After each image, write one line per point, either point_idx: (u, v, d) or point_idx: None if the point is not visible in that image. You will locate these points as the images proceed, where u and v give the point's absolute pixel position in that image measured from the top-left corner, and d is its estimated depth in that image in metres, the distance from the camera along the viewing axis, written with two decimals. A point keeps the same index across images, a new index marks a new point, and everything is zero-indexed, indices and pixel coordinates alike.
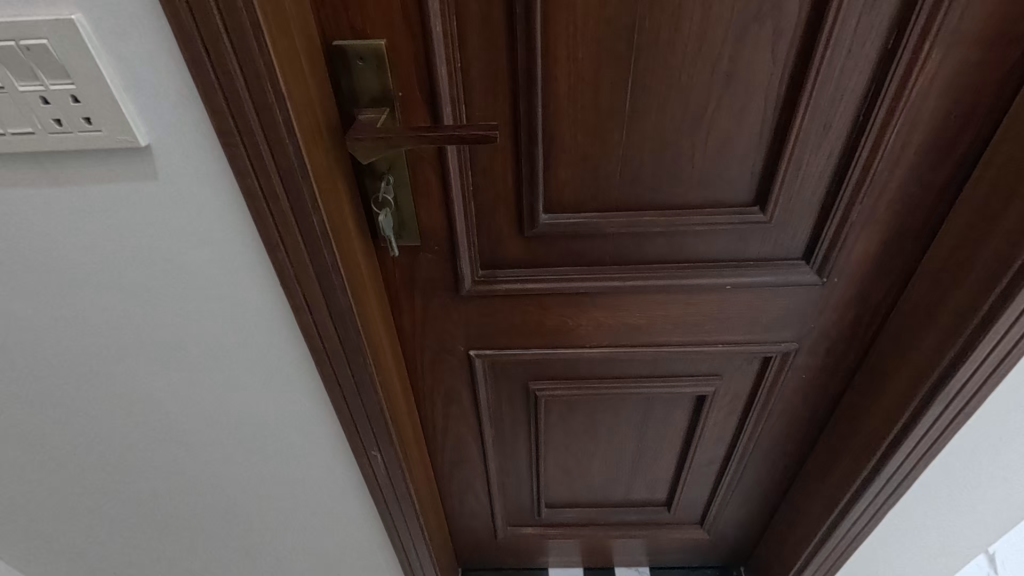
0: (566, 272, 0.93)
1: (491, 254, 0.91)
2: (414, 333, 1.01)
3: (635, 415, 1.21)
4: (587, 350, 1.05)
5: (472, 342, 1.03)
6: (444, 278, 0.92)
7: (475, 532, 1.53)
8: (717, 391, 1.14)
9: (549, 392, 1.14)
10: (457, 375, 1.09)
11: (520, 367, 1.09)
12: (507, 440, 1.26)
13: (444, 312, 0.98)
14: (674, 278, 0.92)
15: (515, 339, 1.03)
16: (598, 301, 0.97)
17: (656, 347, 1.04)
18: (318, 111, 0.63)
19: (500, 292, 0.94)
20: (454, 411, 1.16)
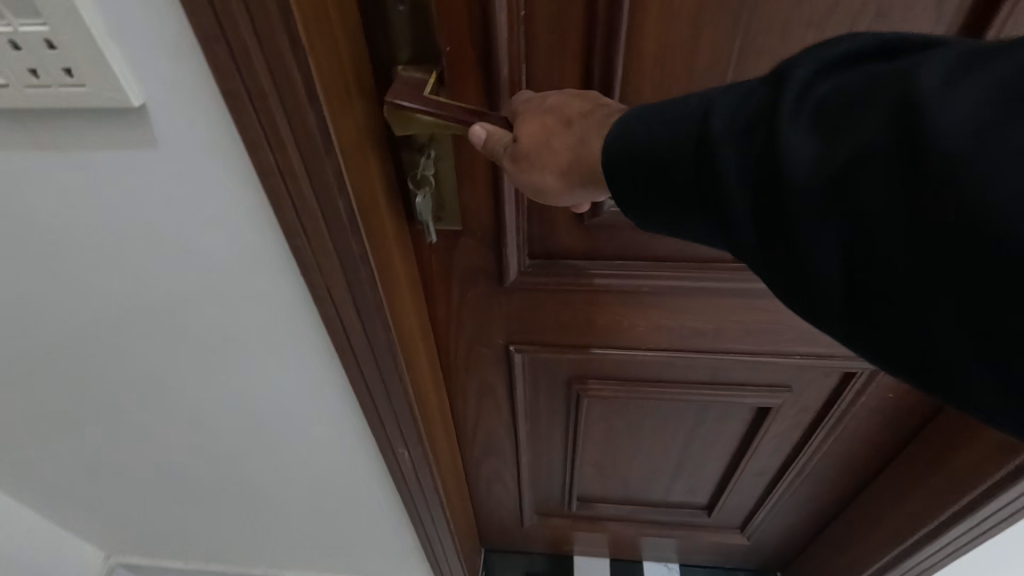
0: (625, 267, 0.80)
1: (542, 242, 0.79)
2: (450, 324, 0.91)
3: (685, 421, 1.10)
4: (641, 353, 0.93)
5: (513, 335, 0.92)
6: (486, 267, 0.81)
7: (501, 518, 1.48)
8: (784, 405, 1.01)
9: (594, 393, 1.03)
10: (493, 368, 0.99)
11: (564, 365, 0.99)
12: (542, 435, 1.17)
13: (484, 304, 0.87)
14: (754, 283, 0.79)
15: (560, 336, 0.92)
16: (660, 302, 0.84)
17: (723, 354, 0.92)
18: (348, 72, 0.52)
19: (548, 285, 0.83)
20: (488, 405, 1.08)
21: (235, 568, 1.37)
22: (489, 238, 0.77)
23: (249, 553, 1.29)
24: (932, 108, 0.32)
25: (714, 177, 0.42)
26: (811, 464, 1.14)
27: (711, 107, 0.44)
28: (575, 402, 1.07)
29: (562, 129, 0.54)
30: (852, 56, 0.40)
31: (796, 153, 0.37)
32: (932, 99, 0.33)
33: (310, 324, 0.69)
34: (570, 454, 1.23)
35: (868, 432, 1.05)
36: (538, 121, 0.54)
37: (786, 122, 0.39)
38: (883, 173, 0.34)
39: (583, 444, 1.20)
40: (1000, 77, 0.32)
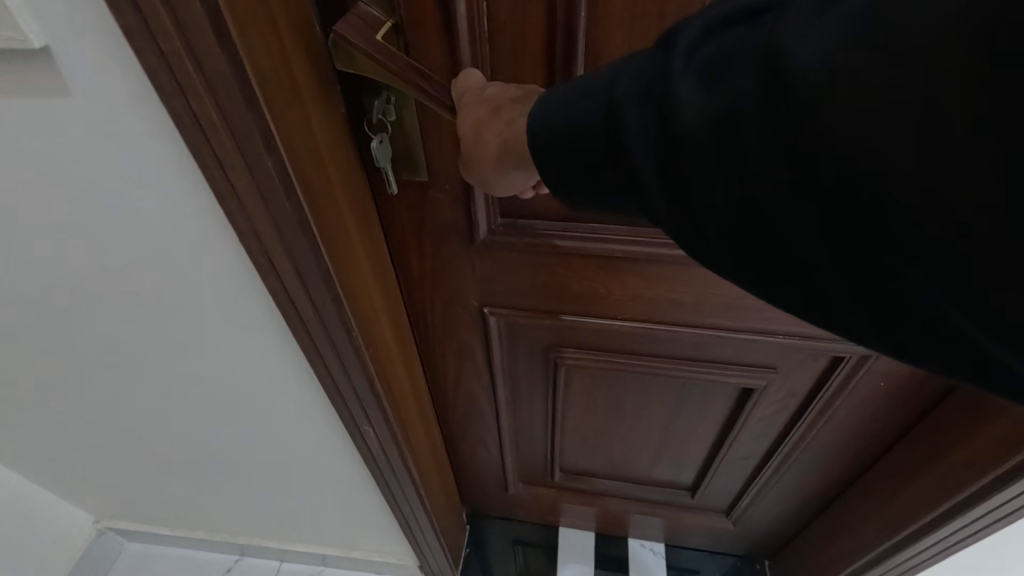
0: (597, 230, 0.77)
1: (512, 200, 0.77)
2: (423, 283, 0.90)
3: (667, 398, 1.07)
4: (617, 324, 0.90)
5: (486, 298, 0.91)
6: (456, 224, 0.79)
7: (486, 484, 1.49)
8: (768, 386, 0.97)
9: (571, 362, 1.01)
10: (468, 332, 0.98)
11: (540, 332, 0.97)
12: (522, 402, 1.17)
13: (457, 264, 0.86)
14: None
15: (535, 302, 0.90)
16: (635, 270, 0.81)
17: (701, 329, 0.88)
18: (285, 32, 0.51)
19: (519, 246, 0.81)
20: (466, 368, 1.07)
21: (221, 532, 1.43)
22: (457, 195, 0.75)
23: (231, 515, 1.33)
24: (790, 58, 0.35)
25: (621, 141, 0.44)
26: (797, 451, 1.10)
27: (613, 75, 0.47)
28: (553, 370, 1.05)
29: (493, 116, 0.57)
30: (734, 12, 0.41)
31: (688, 117, 0.40)
32: (795, 48, 0.35)
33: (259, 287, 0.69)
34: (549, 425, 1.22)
35: (855, 422, 1.00)
36: (474, 113, 0.58)
37: (676, 82, 0.41)
38: (762, 132, 0.37)
39: (562, 415, 1.19)
40: (858, 22, 0.33)
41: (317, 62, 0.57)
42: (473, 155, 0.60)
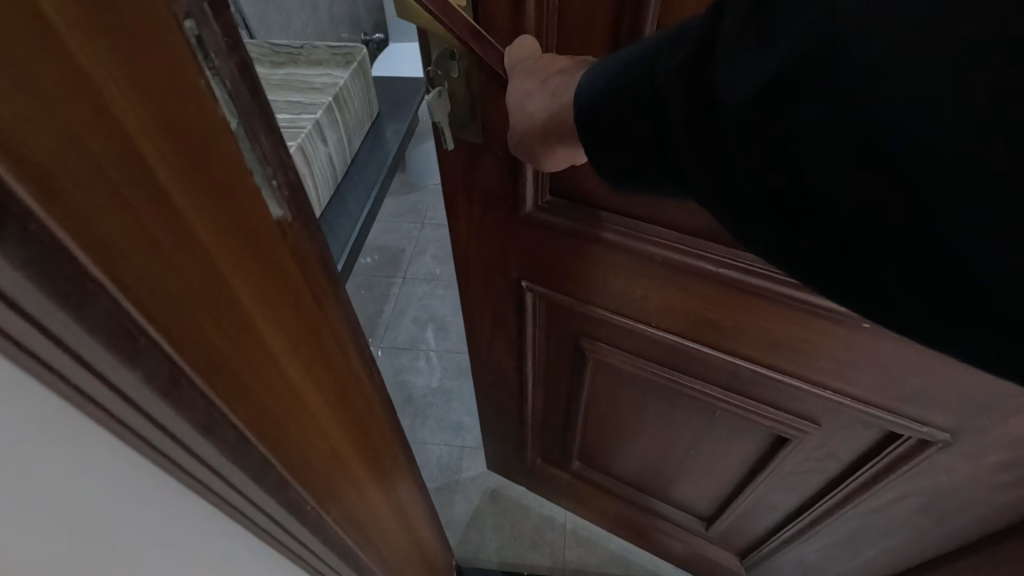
0: (646, 230, 0.73)
1: (561, 180, 0.75)
2: (472, 241, 0.92)
3: (694, 421, 1.01)
4: (650, 331, 0.86)
5: (527, 271, 0.90)
6: (504, 191, 0.79)
7: (508, 450, 1.52)
8: (806, 441, 0.87)
9: (603, 354, 0.98)
10: (507, 298, 0.99)
11: (575, 317, 0.94)
12: (550, 383, 1.16)
13: (504, 231, 0.86)
14: (784, 287, 0.68)
15: (574, 287, 0.88)
16: (680, 281, 0.76)
17: (740, 359, 0.81)
18: (191, 142, 0.32)
19: (562, 229, 0.79)
20: (501, 334, 1.09)
21: None
22: (509, 164, 0.75)
23: None
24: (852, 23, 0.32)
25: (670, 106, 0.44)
26: (830, 522, 0.99)
27: (669, 36, 0.44)
28: (584, 359, 1.03)
29: (539, 89, 0.57)
30: None
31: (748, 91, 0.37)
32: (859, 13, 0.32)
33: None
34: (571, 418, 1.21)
35: (909, 512, 0.86)
36: (522, 84, 0.58)
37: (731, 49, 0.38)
38: (822, 112, 0.33)
39: (584, 406, 1.18)
40: None
41: (239, 180, 0.37)
42: (523, 124, 0.60)
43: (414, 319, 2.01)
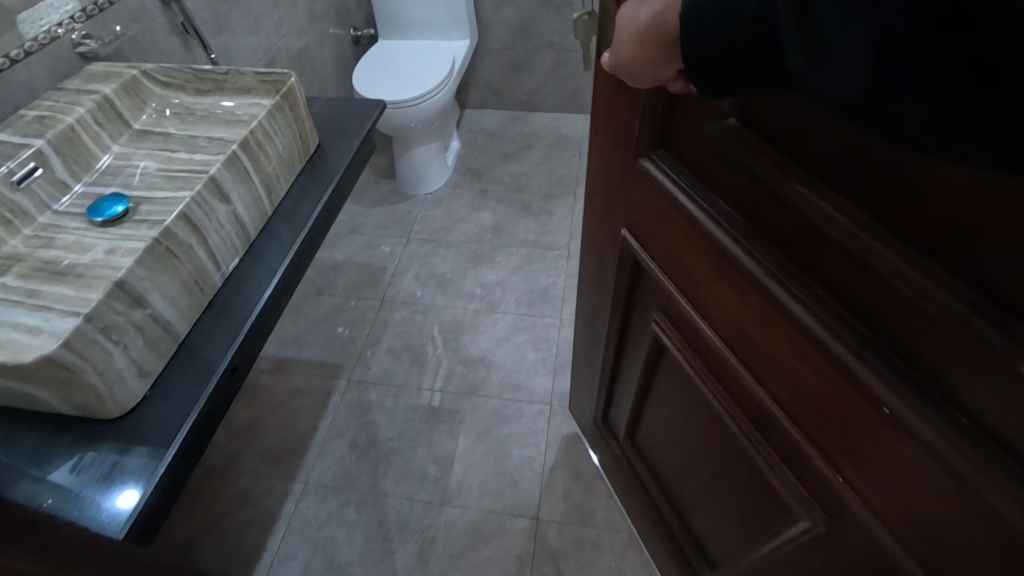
0: (801, 248, 0.37)
1: (677, 130, 0.46)
2: (598, 156, 0.60)
3: (713, 477, 0.67)
4: (712, 356, 0.54)
5: (635, 212, 0.57)
6: (616, 117, 0.53)
7: (449, 552, 0.98)
8: (809, 538, 0.50)
9: (688, 384, 0.63)
10: (610, 248, 0.66)
11: (662, 310, 0.60)
12: (624, 395, 0.83)
13: (625, 161, 0.54)
14: (901, 397, 0.32)
15: (673, 269, 0.54)
16: (809, 345, 0.38)
17: (843, 506, 0.43)
18: None
19: (656, 191, 0.50)
20: (593, 293, 0.76)
21: None
22: (659, 94, 0.44)
23: None
24: None
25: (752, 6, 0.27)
26: None
27: None
28: (662, 369, 0.68)
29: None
30: None
31: None
32: None
33: (209, 304, 0.60)
34: (557, 465, 1.08)
35: None
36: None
37: None
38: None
39: (652, 432, 0.80)
40: None
41: None
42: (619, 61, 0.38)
43: (388, 350, 1.29)
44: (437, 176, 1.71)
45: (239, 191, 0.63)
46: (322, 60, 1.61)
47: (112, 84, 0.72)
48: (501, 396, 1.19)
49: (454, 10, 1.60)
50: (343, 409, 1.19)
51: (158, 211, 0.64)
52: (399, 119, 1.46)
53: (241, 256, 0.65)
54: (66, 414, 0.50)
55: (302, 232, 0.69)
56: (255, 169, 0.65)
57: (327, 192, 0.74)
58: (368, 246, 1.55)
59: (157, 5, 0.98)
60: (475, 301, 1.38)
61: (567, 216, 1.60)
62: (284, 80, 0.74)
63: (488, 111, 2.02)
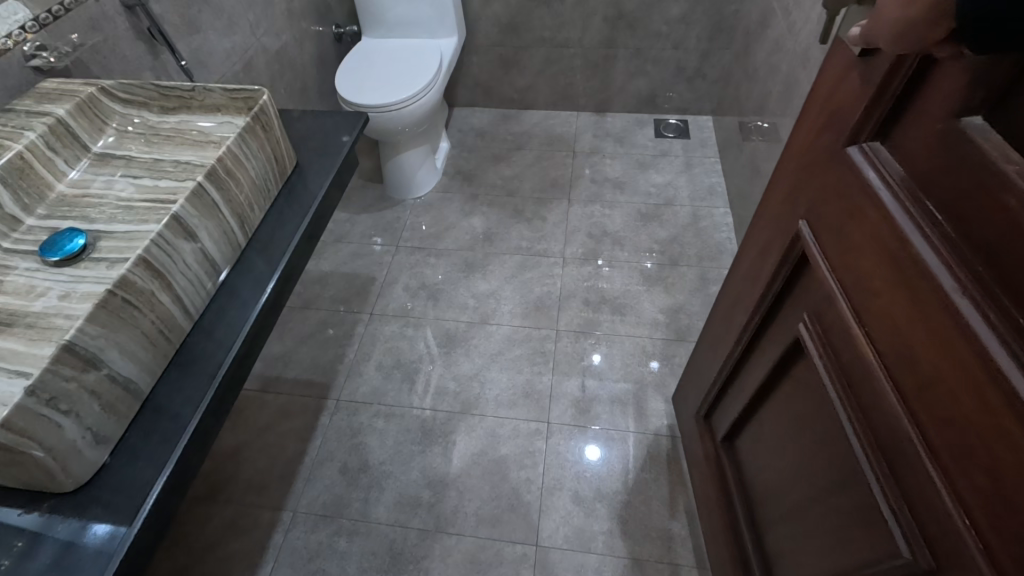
0: (1015, 267, 0.32)
1: (903, 120, 0.40)
2: (801, 136, 0.54)
3: (801, 496, 0.61)
4: (850, 374, 0.48)
5: (818, 206, 0.51)
6: (831, 100, 0.47)
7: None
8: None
9: (815, 397, 0.56)
10: (781, 238, 0.59)
11: (812, 314, 0.54)
12: (737, 397, 0.77)
13: (828, 147, 0.48)
14: None
15: (844, 270, 0.48)
16: (983, 368, 0.33)
17: (952, 556, 0.36)
18: None
19: (852, 181, 0.45)
20: (745, 282, 0.70)
21: None
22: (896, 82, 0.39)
23: None
24: None
25: None
26: None
27: None
28: (788, 377, 0.62)
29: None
30: None
31: None
32: None
33: (177, 353, 0.55)
34: (556, 487, 1.04)
35: None
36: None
37: None
38: None
39: (754, 440, 0.73)
40: None
41: None
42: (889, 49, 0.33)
43: (378, 367, 1.25)
44: (427, 180, 1.65)
45: (207, 227, 0.57)
46: (302, 61, 1.54)
47: (66, 103, 0.65)
48: (496, 414, 1.15)
49: (438, 6, 1.54)
50: (333, 432, 1.14)
51: (119, 249, 0.59)
52: (385, 124, 1.40)
53: (212, 296, 0.60)
54: (14, 488, 0.45)
55: (281, 264, 0.64)
56: (224, 201, 0.60)
57: (308, 217, 0.69)
58: (355, 255, 1.49)
59: (118, 11, 0.92)
60: (468, 313, 1.34)
61: (560, 221, 1.55)
62: (256, 97, 0.68)
63: (477, 110, 1.96)
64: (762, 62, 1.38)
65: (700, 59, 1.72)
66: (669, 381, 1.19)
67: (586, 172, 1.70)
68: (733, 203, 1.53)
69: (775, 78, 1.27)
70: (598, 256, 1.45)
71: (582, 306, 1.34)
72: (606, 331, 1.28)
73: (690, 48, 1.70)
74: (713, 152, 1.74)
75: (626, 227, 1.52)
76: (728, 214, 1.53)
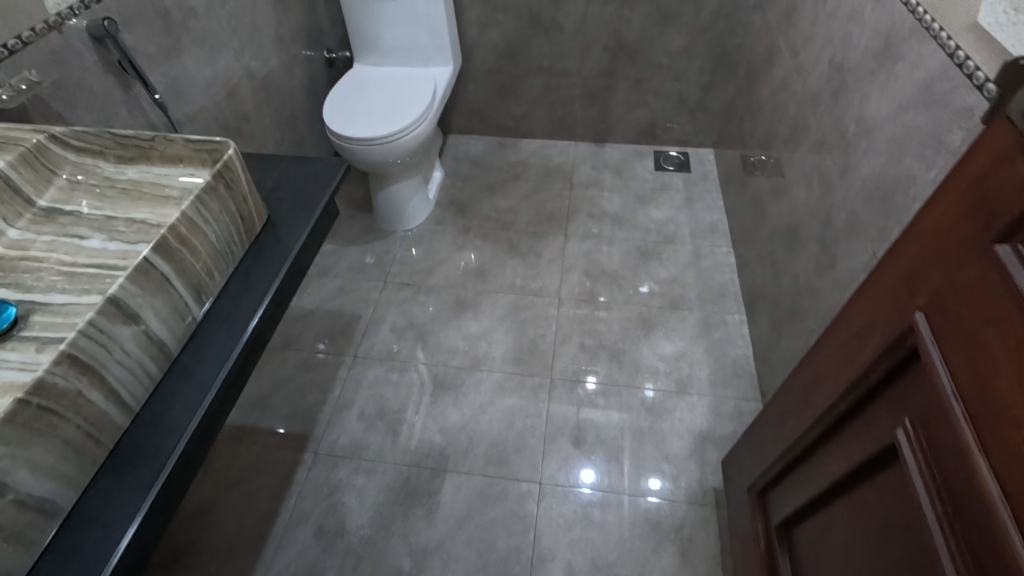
0: None
1: None
2: (930, 216, 0.46)
3: None
4: (963, 508, 0.40)
5: (944, 303, 0.43)
6: (983, 185, 0.40)
7: None
8: None
9: (902, 516, 0.48)
10: (884, 327, 0.51)
11: (914, 421, 0.46)
12: (798, 487, 0.68)
13: (973, 237, 0.41)
14: None
15: (970, 386, 0.40)
16: None
17: None
18: None
19: (1002, 285, 0.37)
20: (829, 364, 0.61)
21: None
22: None
23: None
24: None
25: None
26: None
27: None
28: (868, 482, 0.53)
29: None
30: None
31: None
32: None
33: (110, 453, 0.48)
34: (547, 557, 0.97)
35: None
36: None
37: None
38: None
39: (814, 540, 0.64)
40: None
41: None
42: None
43: (360, 415, 1.17)
44: (418, 211, 1.59)
45: (153, 304, 0.50)
46: (291, 86, 1.48)
47: (7, 155, 0.58)
48: (484, 472, 1.08)
49: (434, 33, 1.49)
50: (309, 489, 1.06)
51: (54, 325, 0.51)
52: (375, 156, 1.34)
53: (158, 380, 0.52)
54: None
55: (242, 340, 0.56)
56: (177, 272, 0.53)
57: (277, 283, 0.62)
58: (341, 290, 1.42)
59: (86, 42, 0.85)
60: (457, 357, 1.26)
61: (557, 257, 1.49)
62: (221, 149, 0.62)
63: (472, 137, 1.90)
64: (767, 100, 1.33)
65: (702, 91, 1.67)
66: (669, 436, 1.12)
67: (584, 206, 1.64)
68: (736, 242, 1.47)
69: (782, 118, 1.22)
70: (596, 296, 1.38)
71: (578, 350, 1.27)
72: (603, 379, 1.22)
73: (691, 80, 1.65)
74: (714, 186, 1.69)
75: (625, 265, 1.46)
76: (730, 253, 1.47)
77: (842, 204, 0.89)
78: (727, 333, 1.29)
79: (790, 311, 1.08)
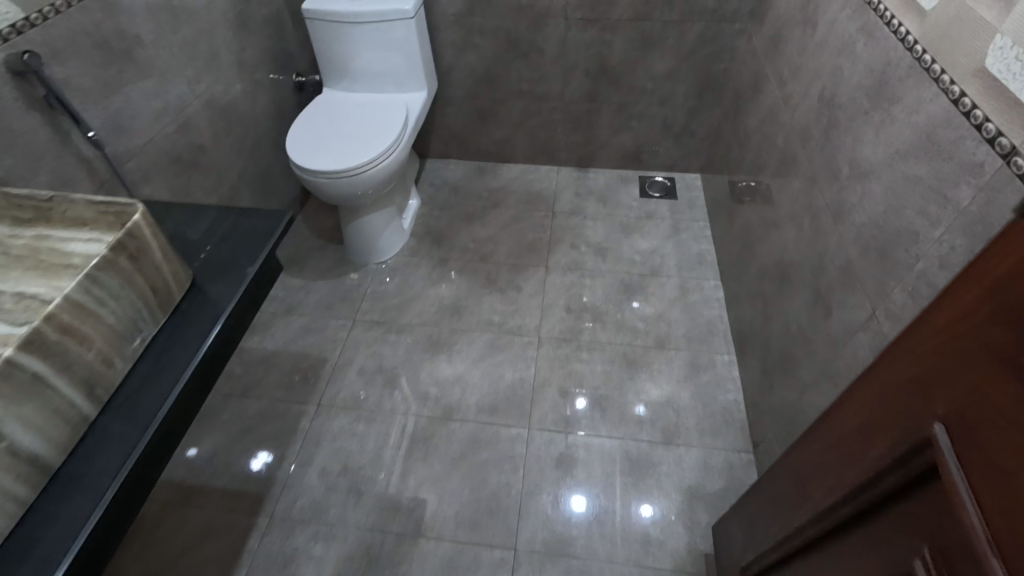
0: None
1: None
2: (948, 310, 0.38)
3: None
4: None
5: (970, 424, 0.35)
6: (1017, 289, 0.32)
7: None
8: None
9: None
10: (896, 431, 0.43)
11: (935, 557, 0.38)
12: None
13: (1008, 351, 0.33)
14: None
15: (1005, 540, 0.32)
16: None
17: None
18: None
19: None
20: (830, 456, 0.53)
21: None
22: None
23: None
24: None
25: None
26: None
27: None
28: None
29: None
30: None
31: None
32: None
33: None
34: None
35: None
36: None
37: None
38: None
39: None
40: None
41: None
42: None
43: (322, 473, 1.08)
44: (392, 243, 1.51)
45: (20, 414, 0.42)
46: (255, 114, 1.41)
47: None
48: (454, 537, 0.99)
49: (407, 57, 1.42)
50: (262, 560, 0.97)
51: None
52: (342, 189, 1.26)
53: (32, 499, 0.44)
54: None
55: (141, 443, 0.47)
56: (56, 370, 0.45)
57: (194, 365, 0.53)
58: (307, 330, 1.34)
59: (4, 79, 0.78)
60: (428, 405, 1.18)
61: (537, 292, 1.41)
62: (128, 212, 0.54)
63: (451, 162, 1.83)
64: (754, 129, 1.27)
65: (688, 116, 1.61)
66: (655, 494, 1.03)
67: (567, 236, 1.57)
68: (724, 275, 1.41)
69: (770, 149, 1.16)
70: (577, 335, 1.31)
71: (558, 396, 1.19)
72: (584, 429, 1.13)
73: (676, 104, 1.59)
74: (701, 214, 1.62)
75: (608, 301, 1.38)
76: (719, 287, 1.41)
77: (837, 251, 0.82)
78: (716, 376, 1.21)
79: (782, 358, 1.00)
